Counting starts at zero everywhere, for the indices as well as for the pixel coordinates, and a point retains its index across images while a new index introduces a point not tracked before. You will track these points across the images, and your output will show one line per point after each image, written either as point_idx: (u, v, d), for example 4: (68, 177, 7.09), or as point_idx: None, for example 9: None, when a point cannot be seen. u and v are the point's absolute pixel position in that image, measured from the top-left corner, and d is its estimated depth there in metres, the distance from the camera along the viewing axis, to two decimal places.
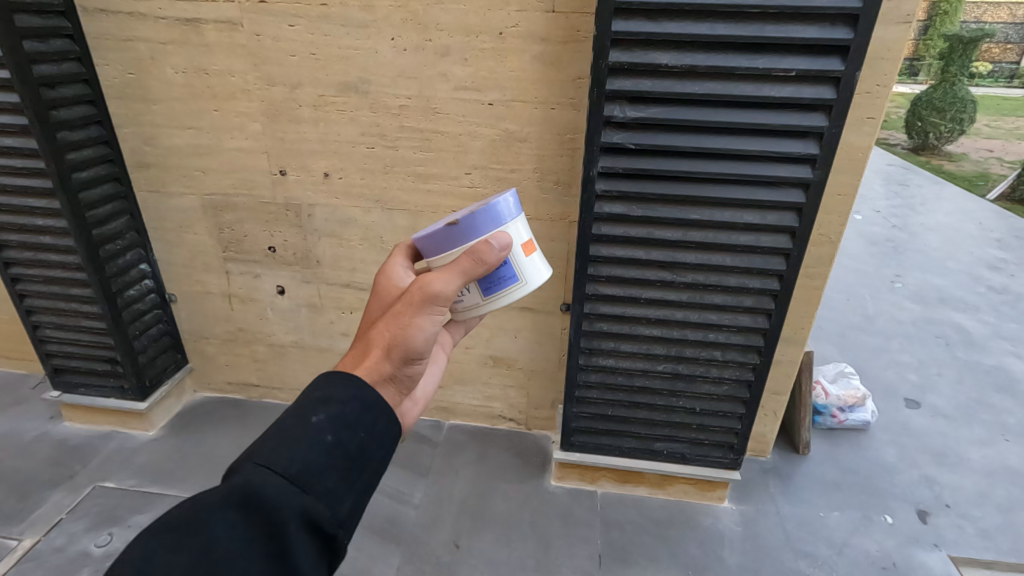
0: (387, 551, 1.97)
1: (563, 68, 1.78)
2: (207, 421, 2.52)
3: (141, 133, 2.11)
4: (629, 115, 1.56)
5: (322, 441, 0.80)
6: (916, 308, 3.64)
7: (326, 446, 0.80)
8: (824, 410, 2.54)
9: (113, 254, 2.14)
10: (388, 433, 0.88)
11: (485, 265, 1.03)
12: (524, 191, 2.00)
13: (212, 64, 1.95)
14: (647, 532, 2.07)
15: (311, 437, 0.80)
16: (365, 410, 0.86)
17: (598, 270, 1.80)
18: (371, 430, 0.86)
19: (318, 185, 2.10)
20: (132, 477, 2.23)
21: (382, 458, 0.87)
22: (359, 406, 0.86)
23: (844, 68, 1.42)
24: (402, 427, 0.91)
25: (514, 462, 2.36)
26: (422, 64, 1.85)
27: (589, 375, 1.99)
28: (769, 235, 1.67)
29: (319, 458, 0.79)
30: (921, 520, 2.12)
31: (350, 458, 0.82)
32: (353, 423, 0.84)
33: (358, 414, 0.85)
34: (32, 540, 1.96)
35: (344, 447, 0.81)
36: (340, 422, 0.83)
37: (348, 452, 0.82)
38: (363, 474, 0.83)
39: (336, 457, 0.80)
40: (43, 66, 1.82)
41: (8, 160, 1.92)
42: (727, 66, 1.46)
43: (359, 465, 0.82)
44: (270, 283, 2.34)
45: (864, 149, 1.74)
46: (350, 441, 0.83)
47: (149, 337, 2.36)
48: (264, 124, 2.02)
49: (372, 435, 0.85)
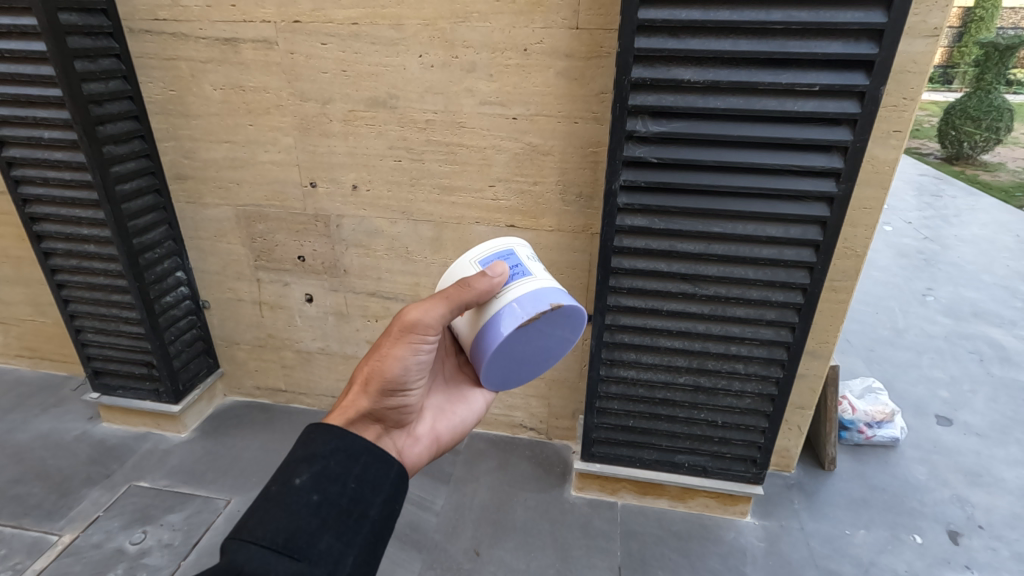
0: (409, 556, 2.00)
1: (586, 83, 1.82)
2: (236, 424, 2.60)
3: (180, 147, 2.21)
4: (651, 129, 1.58)
5: (310, 501, 0.89)
6: (948, 322, 3.55)
7: (314, 507, 0.88)
8: (850, 426, 2.50)
9: (152, 262, 2.23)
10: (378, 480, 0.97)
11: (472, 289, 1.11)
12: (546, 203, 2.03)
13: (249, 81, 2.04)
14: (667, 545, 2.06)
15: (299, 500, 0.88)
16: (349, 464, 0.95)
17: (620, 281, 1.81)
18: (357, 483, 0.94)
19: (346, 197, 2.17)
20: (164, 478, 2.31)
21: (377, 506, 0.95)
22: (342, 459, 0.95)
23: (869, 82, 1.42)
24: (388, 469, 0.99)
25: (535, 472, 2.37)
26: (448, 80, 1.90)
27: (610, 386, 2.00)
28: (792, 248, 1.67)
29: (309, 519, 0.87)
30: (952, 540, 2.07)
31: (340, 512, 0.90)
32: (337, 477, 0.93)
33: (342, 468, 0.94)
34: (71, 536, 2.05)
35: (334, 502, 0.90)
36: (324, 478, 0.92)
37: (337, 508, 0.90)
38: (358, 525, 0.91)
39: (326, 513, 0.89)
40: (92, 85, 1.92)
41: (58, 173, 2.03)
42: (750, 82, 1.47)
43: (351, 516, 0.91)
44: (299, 292, 2.41)
45: (891, 162, 1.73)
46: (337, 495, 0.91)
47: (183, 342, 2.44)
48: (297, 138, 2.10)
49: (360, 487, 0.94)
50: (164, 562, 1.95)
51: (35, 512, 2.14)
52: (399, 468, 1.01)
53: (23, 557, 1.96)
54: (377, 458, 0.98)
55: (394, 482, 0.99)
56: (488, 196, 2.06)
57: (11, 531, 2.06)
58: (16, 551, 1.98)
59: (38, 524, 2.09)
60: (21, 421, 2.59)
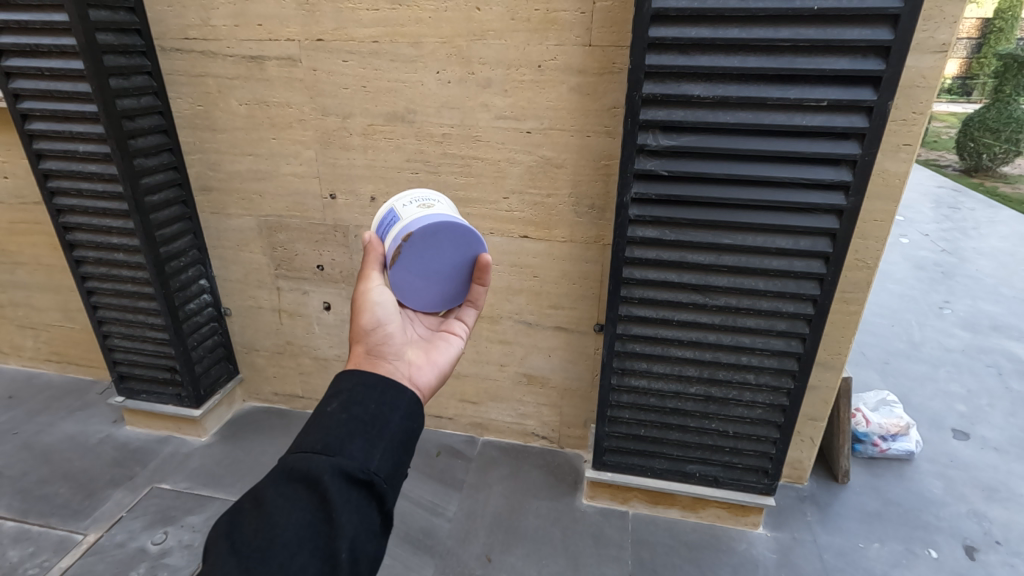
0: (421, 561, 2.03)
1: (598, 98, 1.86)
2: (255, 429, 2.66)
3: (206, 160, 2.29)
4: (662, 143, 1.61)
5: (338, 418, 0.92)
6: (966, 335, 3.51)
7: (343, 421, 0.92)
8: (864, 438, 2.48)
9: (177, 270, 2.31)
10: (398, 400, 0.98)
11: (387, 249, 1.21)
12: (559, 214, 2.07)
13: (273, 97, 2.12)
14: (678, 555, 2.07)
15: (327, 417, 0.93)
16: (371, 389, 0.98)
17: (631, 292, 1.84)
18: (379, 401, 0.97)
19: (365, 208, 2.23)
20: (185, 480, 2.37)
21: (400, 422, 0.97)
22: (362, 385, 0.98)
23: (877, 97, 1.44)
24: (413, 394, 1.01)
25: (546, 480, 2.39)
26: (464, 96, 1.96)
27: (621, 395, 2.02)
28: (803, 259, 1.69)
29: (338, 430, 0.91)
30: (968, 556, 2.05)
31: (368, 424, 0.93)
32: (360, 397, 0.96)
33: (364, 392, 0.97)
34: (95, 535, 2.11)
35: (358, 417, 0.93)
36: (349, 400, 0.95)
37: (363, 420, 0.93)
38: (383, 435, 0.93)
39: (352, 425, 0.92)
40: (125, 101, 2.01)
41: (92, 185, 2.12)
42: (758, 97, 1.51)
43: (376, 427, 0.93)
44: (318, 300, 2.47)
45: (901, 175, 1.75)
46: (362, 412, 0.94)
47: (205, 348, 2.51)
48: (318, 151, 2.17)
49: (382, 404, 0.96)
50: (185, 562, 2.00)
51: (61, 512, 2.20)
52: (414, 395, 1.02)
53: (50, 555, 2.03)
54: (394, 386, 1.00)
55: (412, 406, 1.00)
56: (503, 208, 2.11)
57: (38, 530, 2.13)
58: (44, 549, 2.05)
59: (64, 523, 2.16)
60: (49, 424, 2.68)
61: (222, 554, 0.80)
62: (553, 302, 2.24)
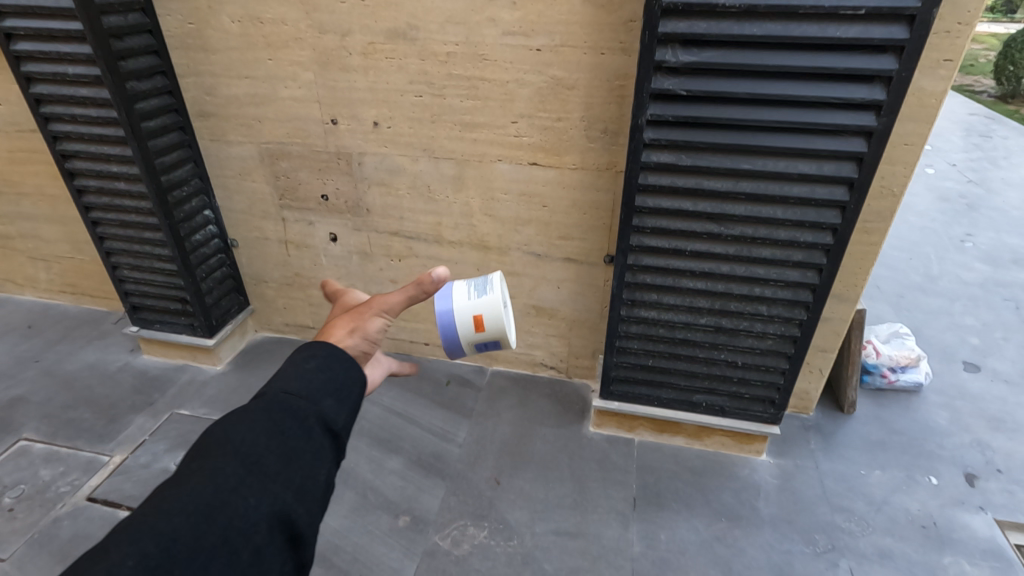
0: (433, 483, 2.10)
1: (614, 10, 1.73)
2: (268, 358, 2.71)
3: (202, 83, 2.20)
4: (682, 60, 1.50)
5: (312, 370, 0.92)
6: (986, 269, 3.42)
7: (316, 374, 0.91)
8: (873, 370, 2.49)
9: (180, 200, 2.27)
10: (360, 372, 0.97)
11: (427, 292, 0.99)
12: (570, 140, 1.98)
13: (267, 12, 1.99)
14: (682, 480, 2.12)
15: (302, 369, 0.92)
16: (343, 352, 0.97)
17: (643, 221, 1.78)
18: (348, 371, 0.95)
19: (368, 134, 2.15)
20: (203, 406, 2.44)
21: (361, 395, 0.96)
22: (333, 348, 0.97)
23: (921, 5, 1.31)
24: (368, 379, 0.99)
25: (554, 409, 2.43)
26: (469, 9, 1.83)
27: (630, 326, 2.01)
28: (826, 186, 1.61)
29: (311, 384, 0.90)
30: (968, 483, 2.08)
31: (334, 387, 0.92)
32: (337, 357, 0.95)
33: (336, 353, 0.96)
34: (121, 457, 2.20)
35: (331, 376, 0.92)
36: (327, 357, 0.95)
37: (333, 382, 0.92)
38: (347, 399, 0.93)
39: (323, 382, 0.91)
40: (112, 18, 1.90)
41: (85, 110, 2.05)
42: (789, 6, 1.38)
43: (343, 389, 0.93)
44: (324, 231, 2.44)
45: (938, 95, 1.63)
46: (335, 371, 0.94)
47: (214, 279, 2.52)
48: (316, 72, 2.06)
49: (349, 372, 0.95)
50: None
51: (86, 435, 2.29)
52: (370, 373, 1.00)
53: (80, 475, 2.12)
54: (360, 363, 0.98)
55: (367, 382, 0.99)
56: (510, 132, 2.02)
57: (66, 451, 2.22)
58: (73, 469, 2.14)
59: (91, 445, 2.25)
60: (68, 352, 2.74)
61: (209, 465, 0.79)
62: (563, 233, 2.19)
